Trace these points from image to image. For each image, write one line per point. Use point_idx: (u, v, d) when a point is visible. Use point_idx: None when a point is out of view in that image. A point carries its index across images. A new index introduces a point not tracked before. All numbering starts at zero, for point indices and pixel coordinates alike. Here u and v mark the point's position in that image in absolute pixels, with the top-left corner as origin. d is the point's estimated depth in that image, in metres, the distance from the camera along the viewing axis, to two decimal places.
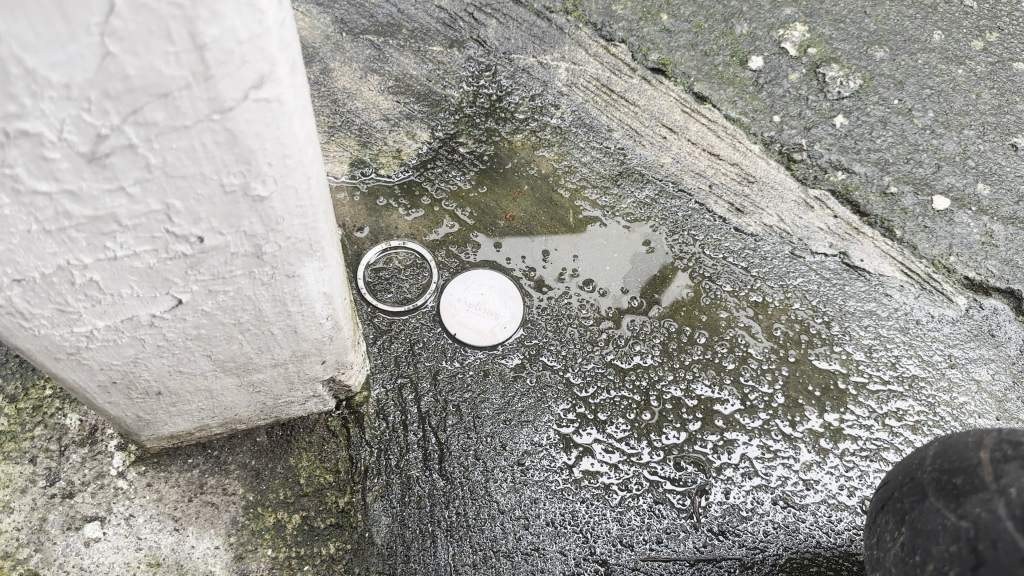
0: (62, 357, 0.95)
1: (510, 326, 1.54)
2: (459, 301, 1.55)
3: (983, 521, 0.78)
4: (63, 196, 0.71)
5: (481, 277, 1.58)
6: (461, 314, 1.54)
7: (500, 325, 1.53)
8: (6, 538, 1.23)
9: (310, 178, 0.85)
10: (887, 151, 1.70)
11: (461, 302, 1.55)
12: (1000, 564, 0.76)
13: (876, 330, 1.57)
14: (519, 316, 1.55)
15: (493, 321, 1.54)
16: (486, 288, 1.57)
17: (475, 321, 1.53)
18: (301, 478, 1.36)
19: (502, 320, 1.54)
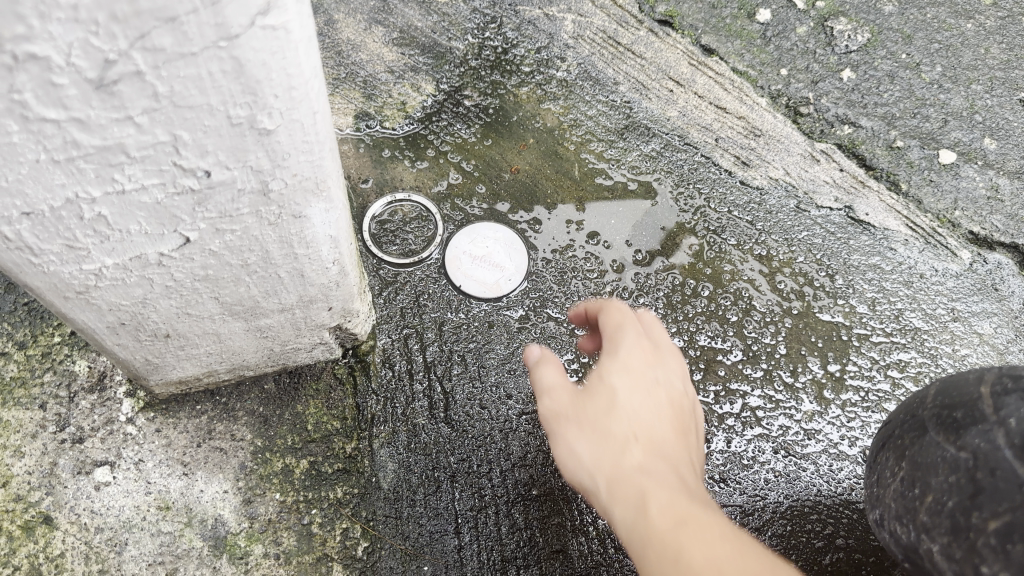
0: (71, 297, 0.97)
1: (515, 278, 1.54)
2: (465, 253, 1.56)
3: (983, 451, 0.79)
4: (71, 124, 0.71)
5: (487, 230, 1.58)
6: (466, 266, 1.55)
7: (504, 278, 1.54)
8: (18, 482, 1.25)
9: (317, 113, 0.85)
10: (894, 105, 1.69)
11: (466, 254, 1.56)
12: (997, 491, 0.76)
13: (880, 283, 1.57)
14: (523, 269, 1.56)
15: (498, 274, 1.54)
16: (491, 240, 1.57)
17: (480, 274, 1.54)
18: (308, 424, 1.38)
19: (506, 273, 1.55)
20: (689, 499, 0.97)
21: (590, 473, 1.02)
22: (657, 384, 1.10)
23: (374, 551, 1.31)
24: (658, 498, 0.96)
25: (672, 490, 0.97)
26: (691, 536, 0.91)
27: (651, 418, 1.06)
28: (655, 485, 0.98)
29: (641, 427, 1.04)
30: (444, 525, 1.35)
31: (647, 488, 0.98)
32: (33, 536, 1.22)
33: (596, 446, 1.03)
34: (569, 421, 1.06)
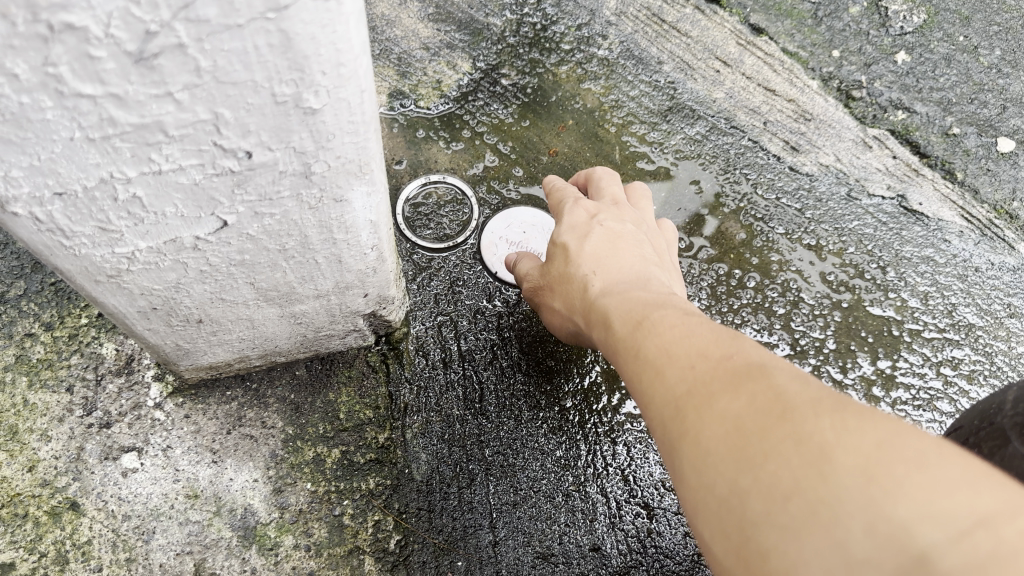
0: (102, 280, 0.92)
1: None
2: (498, 240, 1.51)
3: None
4: (108, 100, 0.66)
5: (518, 218, 1.54)
6: (501, 253, 1.50)
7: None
8: (44, 467, 1.22)
9: (364, 92, 0.80)
10: (950, 90, 1.61)
11: (502, 240, 1.51)
12: None
13: (933, 276, 1.51)
14: None
15: None
16: (524, 228, 1.53)
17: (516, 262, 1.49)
18: (340, 412, 1.34)
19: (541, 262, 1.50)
20: (675, 325, 0.89)
21: (577, 323, 1.19)
22: (611, 229, 1.24)
23: (406, 545, 1.27)
24: (639, 346, 0.90)
25: (655, 330, 0.90)
26: (662, 359, 0.83)
27: (610, 260, 1.18)
28: (634, 332, 0.93)
29: (601, 269, 1.17)
30: (479, 520, 1.30)
31: (634, 338, 0.93)
32: (60, 522, 1.19)
33: (569, 305, 1.20)
34: (545, 291, 1.28)
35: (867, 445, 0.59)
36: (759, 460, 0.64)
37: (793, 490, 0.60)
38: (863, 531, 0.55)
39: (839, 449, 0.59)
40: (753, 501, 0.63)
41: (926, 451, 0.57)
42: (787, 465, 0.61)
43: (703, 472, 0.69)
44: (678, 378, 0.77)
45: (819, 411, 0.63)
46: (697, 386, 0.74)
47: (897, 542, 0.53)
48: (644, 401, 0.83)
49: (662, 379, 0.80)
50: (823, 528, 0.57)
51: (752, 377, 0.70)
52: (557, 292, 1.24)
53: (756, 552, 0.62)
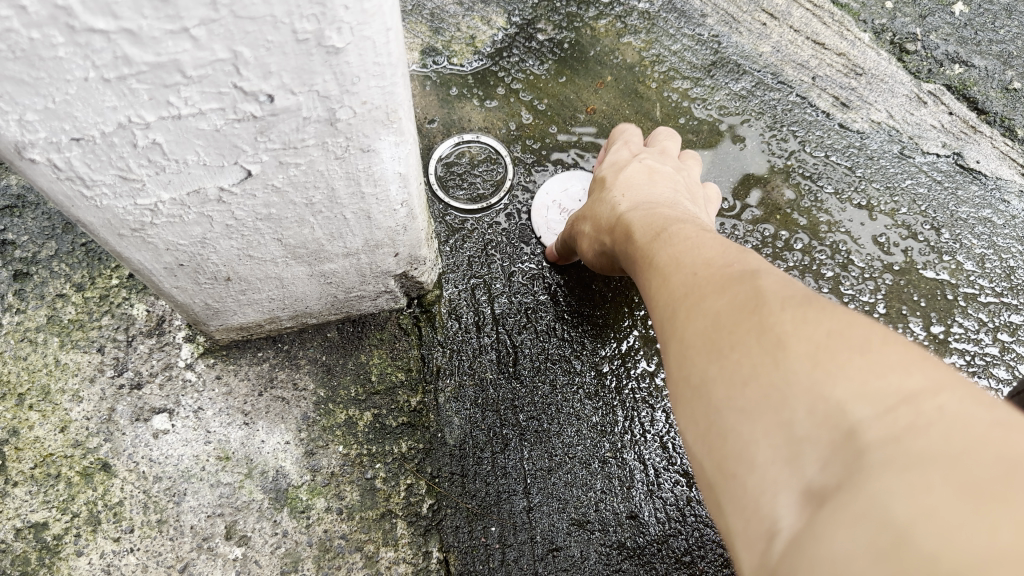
0: (126, 235, 0.90)
1: None
2: (548, 201, 1.47)
3: None
4: (122, 36, 0.63)
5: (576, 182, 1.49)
6: (549, 216, 1.46)
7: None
8: (76, 428, 1.21)
9: (390, 32, 0.76)
10: (1011, 42, 1.53)
11: (551, 204, 1.47)
12: None
13: (991, 238, 1.44)
14: None
15: None
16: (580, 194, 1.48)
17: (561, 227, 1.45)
18: (373, 374, 1.32)
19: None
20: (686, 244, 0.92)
21: (596, 242, 1.22)
22: (649, 165, 1.28)
23: (439, 509, 1.25)
24: (651, 265, 0.94)
25: (667, 250, 0.93)
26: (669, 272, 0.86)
27: (642, 188, 1.22)
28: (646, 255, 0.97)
29: (631, 194, 1.21)
30: (512, 486, 1.27)
31: (650, 254, 0.97)
32: (91, 483, 1.18)
33: (594, 222, 1.24)
34: (573, 216, 1.32)
35: (820, 333, 0.61)
36: (727, 350, 0.67)
37: (750, 377, 0.63)
38: (807, 410, 0.58)
39: (795, 337, 0.62)
40: (717, 389, 0.66)
41: (876, 337, 0.59)
42: (749, 355, 0.64)
43: (684, 365, 0.72)
44: (682, 288, 0.80)
45: (785, 305, 0.65)
46: (694, 290, 0.78)
47: (836, 418, 0.56)
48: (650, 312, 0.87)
49: (667, 288, 0.84)
50: (775, 407, 0.60)
51: (741, 281, 0.73)
52: (583, 215, 1.28)
53: (716, 436, 0.65)
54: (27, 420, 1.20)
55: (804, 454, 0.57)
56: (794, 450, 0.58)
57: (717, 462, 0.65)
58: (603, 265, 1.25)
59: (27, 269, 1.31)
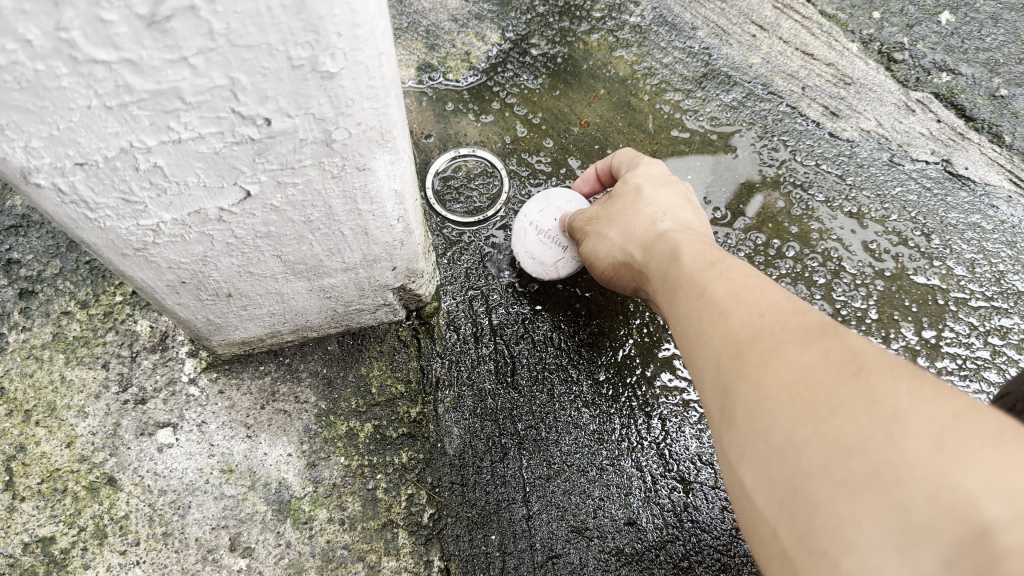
0: (129, 254, 0.93)
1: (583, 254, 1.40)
2: (527, 224, 1.39)
3: None
4: (123, 66, 0.66)
5: (558, 198, 1.40)
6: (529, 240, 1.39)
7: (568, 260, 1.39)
8: (83, 443, 1.24)
9: (383, 56, 0.79)
10: (997, 50, 1.56)
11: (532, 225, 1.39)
12: None
13: (980, 243, 1.46)
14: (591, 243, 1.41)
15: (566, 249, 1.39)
16: (562, 211, 1.39)
17: (544, 253, 1.38)
18: (373, 386, 1.34)
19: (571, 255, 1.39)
20: (736, 276, 0.93)
21: (627, 256, 1.20)
22: (681, 190, 1.28)
23: (440, 518, 1.26)
24: (696, 292, 0.95)
25: (717, 278, 0.94)
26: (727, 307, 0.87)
27: (681, 215, 1.21)
28: (690, 281, 0.98)
29: (670, 217, 1.20)
30: (512, 494, 1.29)
31: (698, 283, 0.97)
32: (97, 497, 1.20)
33: (627, 235, 1.20)
34: (595, 221, 1.27)
35: (942, 418, 0.63)
36: (832, 416, 0.68)
37: (859, 449, 0.64)
38: (925, 496, 0.59)
39: (914, 417, 0.63)
40: (811, 451, 0.68)
41: (999, 432, 0.61)
42: (859, 425, 0.65)
43: (767, 419, 0.73)
44: (751, 328, 0.81)
45: (896, 378, 0.67)
46: (771, 337, 0.79)
47: (962, 512, 0.57)
48: (699, 342, 0.88)
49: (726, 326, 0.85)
50: (889, 487, 0.61)
51: (832, 341, 0.74)
52: (612, 224, 1.24)
53: (811, 504, 0.66)
54: (34, 436, 1.23)
55: (920, 542, 0.58)
56: (907, 538, 0.59)
57: (805, 526, 0.67)
58: (624, 276, 1.23)
59: (33, 288, 1.34)
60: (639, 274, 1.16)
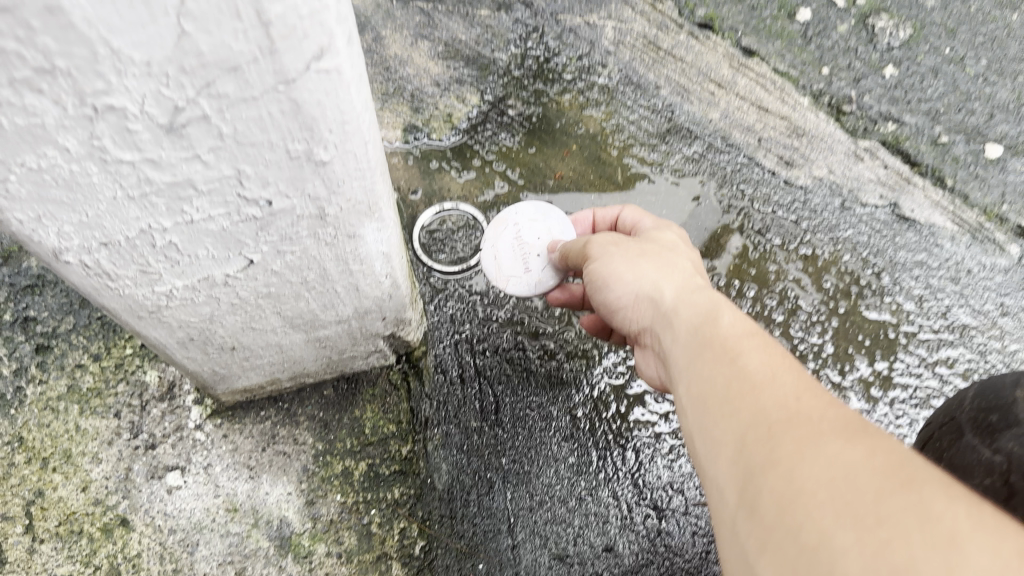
0: (144, 316, 1.03)
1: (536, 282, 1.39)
2: (512, 226, 1.40)
3: (1015, 456, 0.95)
4: (145, 164, 0.77)
5: (552, 219, 1.40)
6: (504, 235, 1.40)
7: (526, 281, 1.38)
8: (97, 486, 1.36)
9: (368, 143, 0.90)
10: (938, 100, 1.69)
11: (513, 227, 1.40)
12: None
13: (927, 280, 1.58)
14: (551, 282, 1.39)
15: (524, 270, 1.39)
16: (545, 234, 1.39)
17: (509, 263, 1.39)
18: (366, 428, 1.43)
19: (526, 276, 1.38)
20: (767, 351, 0.89)
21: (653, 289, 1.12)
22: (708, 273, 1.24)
23: (431, 550, 1.36)
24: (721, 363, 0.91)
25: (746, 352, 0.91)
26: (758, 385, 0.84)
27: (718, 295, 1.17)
28: (713, 351, 0.93)
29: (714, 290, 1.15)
30: (497, 525, 1.39)
31: (724, 349, 0.92)
32: (111, 537, 1.33)
33: (659, 270, 1.13)
34: (619, 247, 1.19)
35: (1002, 550, 0.58)
36: (873, 521, 0.63)
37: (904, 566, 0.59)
38: None
39: (970, 543, 0.58)
40: (846, 558, 0.62)
41: None
42: (906, 539, 0.60)
43: (799, 511, 0.68)
44: (785, 409, 0.77)
45: (947, 494, 0.63)
46: (811, 425, 0.74)
47: None
48: (723, 419, 0.84)
49: (759, 403, 0.80)
50: None
51: (879, 444, 0.70)
52: (638, 257, 1.17)
53: None
54: (52, 481, 1.35)
55: None
56: None
57: None
58: (640, 312, 1.13)
59: (48, 342, 1.45)
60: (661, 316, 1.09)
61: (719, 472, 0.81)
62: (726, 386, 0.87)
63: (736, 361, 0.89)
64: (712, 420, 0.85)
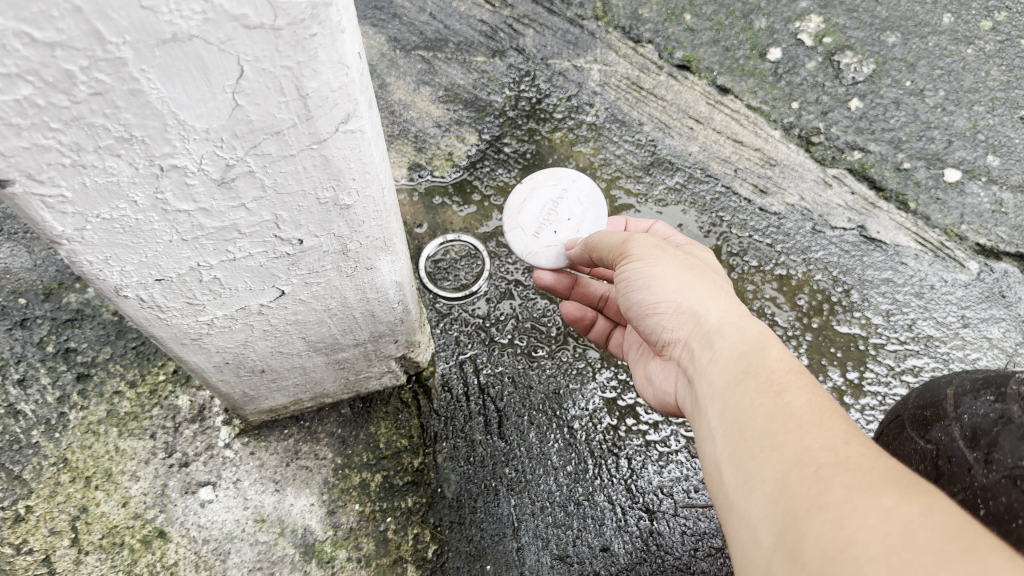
0: (187, 343, 1.17)
1: (533, 251, 1.53)
2: (558, 192, 1.54)
3: (943, 443, 1.07)
4: (199, 212, 0.91)
5: (590, 208, 1.53)
6: (548, 194, 1.54)
7: (527, 237, 1.53)
8: (136, 502, 1.48)
9: (385, 188, 1.05)
10: (901, 130, 1.84)
11: (557, 195, 1.54)
12: (953, 474, 1.05)
13: (893, 296, 1.72)
14: (545, 258, 1.53)
15: (531, 234, 1.53)
16: (574, 216, 1.52)
17: (528, 217, 1.53)
18: (380, 442, 1.57)
19: (531, 239, 1.53)
20: (815, 400, 1.01)
21: (696, 310, 1.23)
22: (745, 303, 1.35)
23: (442, 553, 1.48)
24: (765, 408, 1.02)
25: (790, 399, 1.02)
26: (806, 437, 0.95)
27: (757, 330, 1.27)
28: (760, 392, 1.04)
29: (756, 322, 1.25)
30: (503, 529, 1.51)
31: (777, 395, 1.03)
32: (150, 548, 1.44)
33: (706, 293, 1.25)
34: (662, 253, 1.31)
35: None
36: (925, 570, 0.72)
37: None
38: None
39: None
40: None
41: None
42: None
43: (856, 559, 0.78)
44: (840, 464, 0.89)
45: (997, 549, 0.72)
46: (867, 482, 0.85)
47: None
48: (772, 459, 0.95)
49: (817, 459, 0.91)
50: None
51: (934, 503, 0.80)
52: (682, 271, 1.28)
53: None
54: (94, 498, 1.46)
55: None
56: None
57: None
58: (678, 321, 1.25)
59: (89, 370, 1.58)
60: (703, 335, 1.20)
61: (764, 507, 0.93)
62: (780, 434, 0.98)
63: (790, 409, 1.00)
64: (767, 461, 0.96)
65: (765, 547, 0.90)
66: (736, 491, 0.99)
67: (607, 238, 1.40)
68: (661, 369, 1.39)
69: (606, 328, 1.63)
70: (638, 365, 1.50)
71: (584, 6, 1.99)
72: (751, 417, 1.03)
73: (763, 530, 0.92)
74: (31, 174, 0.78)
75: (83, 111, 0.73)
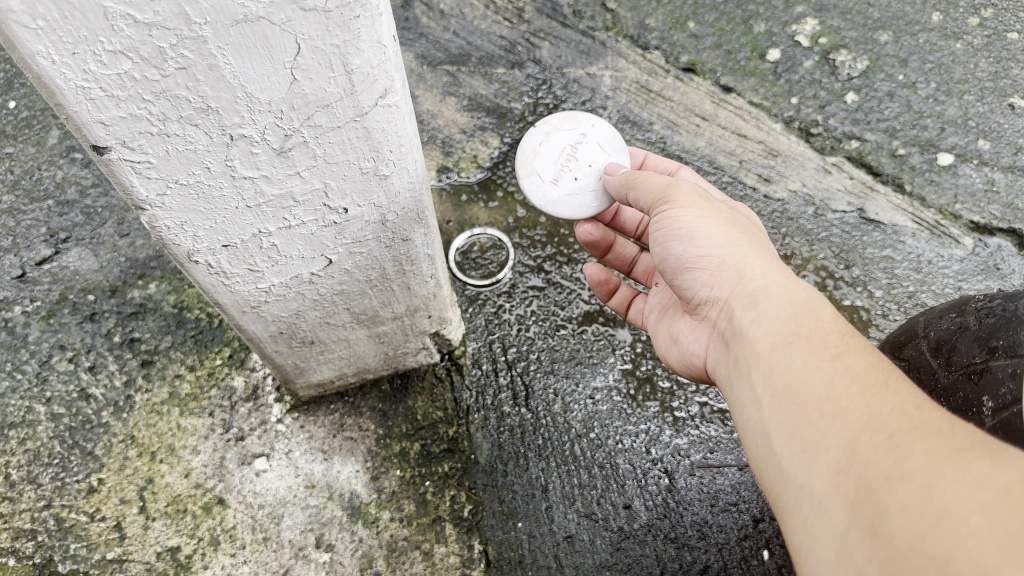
0: (247, 311, 1.32)
1: (553, 200, 1.65)
2: (576, 136, 1.65)
3: (914, 359, 1.44)
4: (261, 180, 1.07)
5: (608, 154, 1.65)
6: (567, 139, 1.65)
7: (545, 185, 1.64)
8: (197, 472, 1.61)
9: (417, 161, 1.20)
10: (894, 120, 1.96)
11: (574, 143, 1.65)
12: (922, 379, 1.41)
13: (892, 271, 1.84)
14: (565, 208, 1.65)
15: (550, 184, 1.64)
16: (594, 162, 1.64)
17: (546, 162, 1.64)
18: (418, 415, 1.71)
19: (553, 189, 1.64)
20: (879, 376, 1.10)
21: (740, 269, 1.35)
22: None
23: (477, 512, 1.61)
24: (828, 382, 1.11)
25: (850, 369, 1.12)
26: (878, 412, 1.03)
27: None
28: (824, 365, 1.14)
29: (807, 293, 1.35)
30: (533, 490, 1.64)
31: (841, 369, 1.12)
32: (211, 513, 1.57)
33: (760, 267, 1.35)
34: (700, 204, 1.41)
35: None
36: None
37: None
38: None
39: None
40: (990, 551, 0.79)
41: None
42: None
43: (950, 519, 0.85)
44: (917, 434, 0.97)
45: None
46: (947, 451, 0.92)
47: None
48: (841, 429, 1.05)
49: (895, 431, 0.99)
50: None
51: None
52: (725, 228, 1.39)
53: None
54: (160, 470, 1.61)
55: None
56: None
57: None
58: (722, 280, 1.36)
59: (151, 357, 1.73)
60: (748, 295, 1.32)
61: (834, 475, 1.02)
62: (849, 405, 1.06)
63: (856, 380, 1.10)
64: (840, 430, 1.05)
65: (836, 516, 0.98)
66: (802, 465, 1.08)
67: (646, 179, 1.50)
68: (692, 330, 1.51)
69: (629, 296, 1.75)
70: (663, 324, 1.62)
71: (595, 18, 2.16)
72: (816, 389, 1.12)
73: (834, 498, 1.00)
74: (125, 142, 0.94)
75: (170, 84, 0.89)
